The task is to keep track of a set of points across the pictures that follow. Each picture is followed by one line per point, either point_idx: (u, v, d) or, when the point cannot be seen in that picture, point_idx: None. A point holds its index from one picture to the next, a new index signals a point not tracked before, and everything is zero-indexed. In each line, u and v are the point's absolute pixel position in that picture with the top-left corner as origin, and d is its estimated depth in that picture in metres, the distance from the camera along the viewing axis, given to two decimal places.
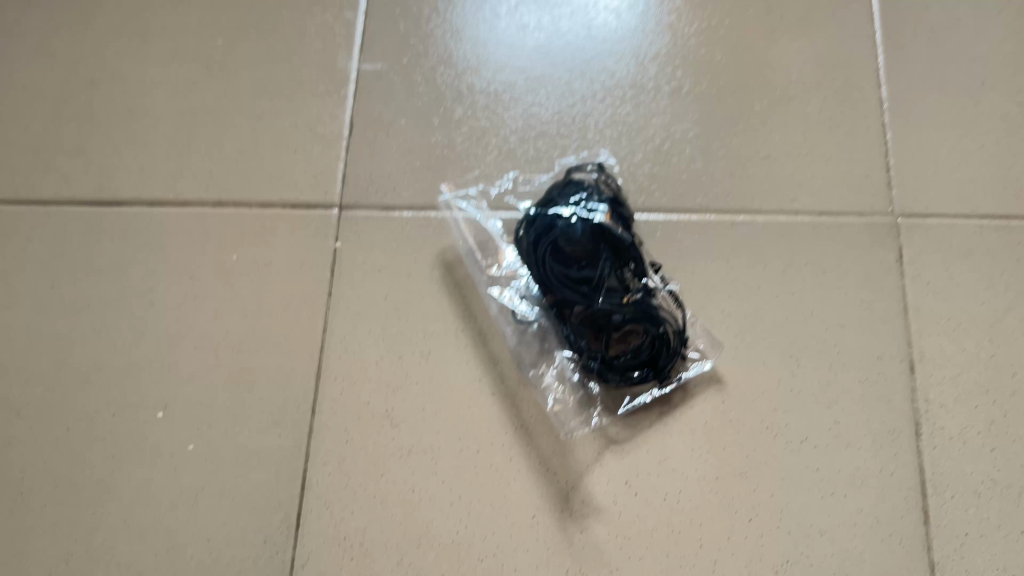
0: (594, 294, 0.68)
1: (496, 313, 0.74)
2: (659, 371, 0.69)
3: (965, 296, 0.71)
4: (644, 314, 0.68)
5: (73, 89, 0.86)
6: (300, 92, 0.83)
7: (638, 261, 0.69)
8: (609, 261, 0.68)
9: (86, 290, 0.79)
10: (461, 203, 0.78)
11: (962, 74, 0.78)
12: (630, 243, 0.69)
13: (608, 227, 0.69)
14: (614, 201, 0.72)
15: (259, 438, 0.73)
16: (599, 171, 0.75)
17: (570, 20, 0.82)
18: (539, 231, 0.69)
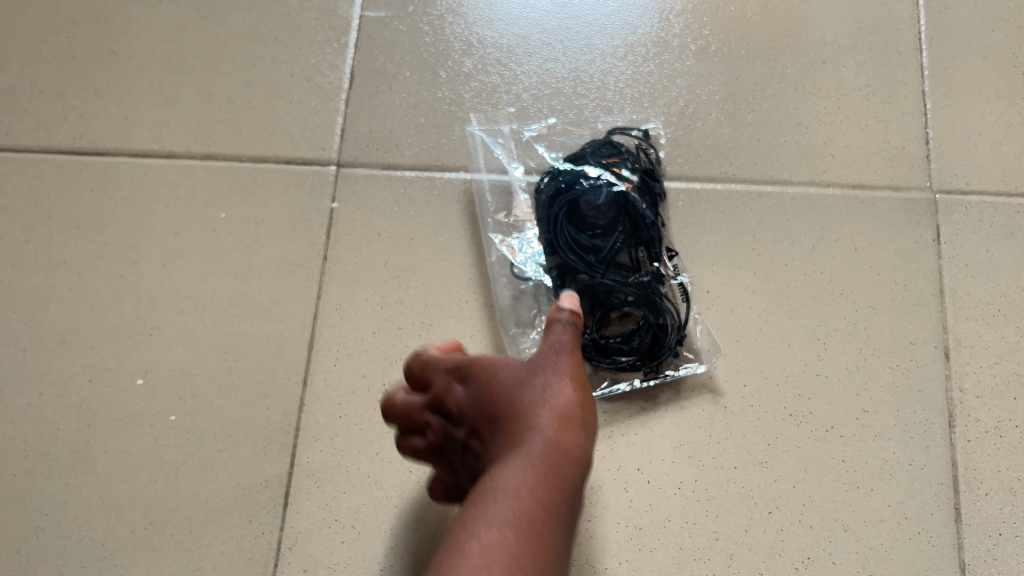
0: (598, 266, 0.63)
1: (494, 264, 0.68)
2: (646, 362, 0.63)
3: (1005, 280, 0.67)
4: (644, 299, 0.63)
5: (50, 27, 0.79)
6: (297, 39, 0.77)
7: (653, 244, 0.64)
8: (624, 235, 0.64)
9: (61, 244, 0.72)
10: (492, 147, 0.71)
11: (1004, 44, 0.73)
12: (651, 221, 0.64)
13: (632, 199, 0.64)
14: (646, 173, 0.67)
15: (246, 410, 0.67)
16: (644, 135, 0.70)
17: None
18: (558, 188, 0.65)
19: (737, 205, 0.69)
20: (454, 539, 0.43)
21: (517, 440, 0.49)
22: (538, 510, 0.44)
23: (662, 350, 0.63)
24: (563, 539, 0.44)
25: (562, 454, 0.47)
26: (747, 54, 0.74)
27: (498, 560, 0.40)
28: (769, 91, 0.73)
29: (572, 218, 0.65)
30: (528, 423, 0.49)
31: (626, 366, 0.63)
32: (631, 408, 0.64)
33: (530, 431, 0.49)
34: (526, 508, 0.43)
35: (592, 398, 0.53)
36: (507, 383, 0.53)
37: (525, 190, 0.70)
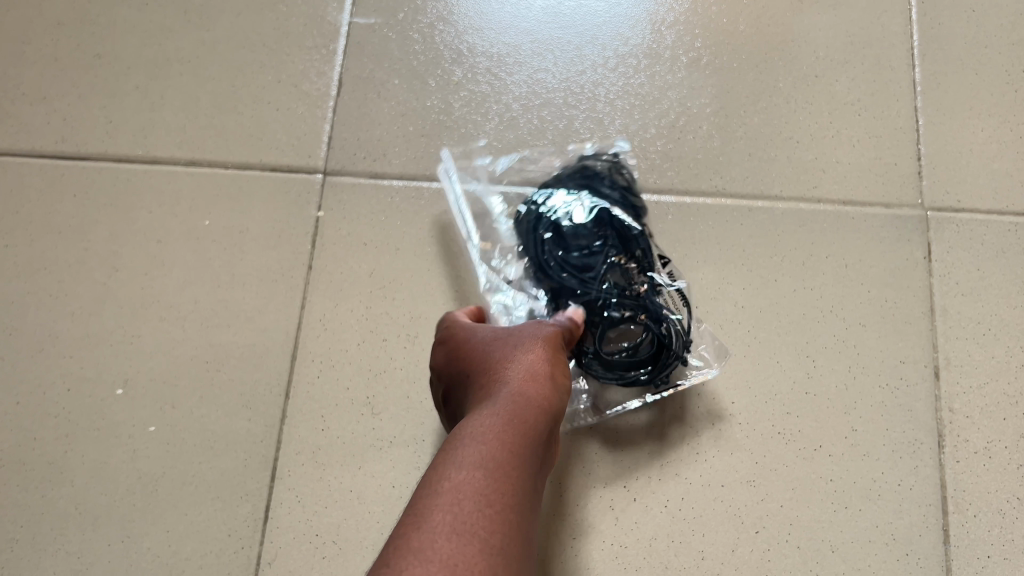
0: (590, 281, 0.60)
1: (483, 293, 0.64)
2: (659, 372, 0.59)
3: (995, 299, 0.66)
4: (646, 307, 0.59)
5: (34, 29, 0.78)
6: (285, 45, 0.76)
7: (643, 255, 0.61)
8: (614, 247, 0.61)
9: (42, 250, 0.71)
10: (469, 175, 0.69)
11: (998, 60, 0.73)
12: (637, 233, 0.62)
13: (614, 216, 0.63)
14: (626, 190, 0.66)
15: (227, 422, 0.66)
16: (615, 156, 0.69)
17: None
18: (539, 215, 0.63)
19: (727, 219, 0.69)
20: (423, 480, 0.42)
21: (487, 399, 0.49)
22: (508, 456, 0.43)
23: (671, 358, 0.59)
24: (529, 489, 0.44)
25: (529, 409, 0.48)
26: (739, 67, 0.73)
27: (468, 495, 0.40)
28: (761, 104, 0.72)
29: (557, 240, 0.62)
30: (498, 386, 0.50)
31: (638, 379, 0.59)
32: (617, 424, 0.64)
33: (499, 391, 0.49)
34: (496, 451, 0.43)
35: (562, 370, 0.54)
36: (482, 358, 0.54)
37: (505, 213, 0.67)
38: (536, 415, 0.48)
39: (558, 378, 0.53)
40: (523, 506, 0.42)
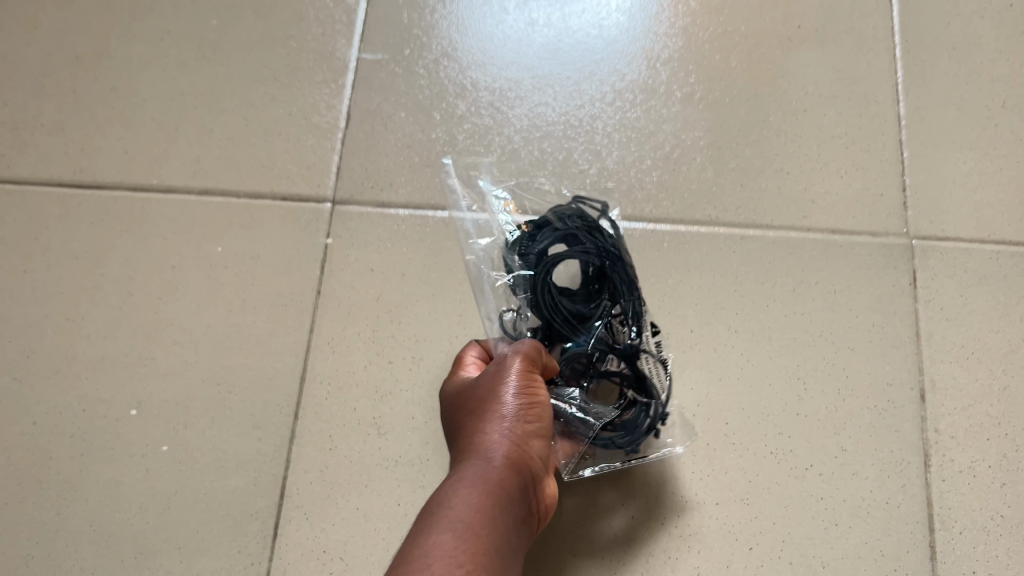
0: (586, 332, 0.59)
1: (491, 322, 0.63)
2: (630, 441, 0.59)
3: (979, 324, 0.69)
4: (633, 375, 0.59)
5: (53, 62, 0.81)
6: (296, 79, 0.79)
7: (639, 319, 0.61)
8: (606, 305, 0.60)
9: (59, 275, 0.73)
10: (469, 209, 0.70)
11: (979, 95, 0.76)
12: (636, 296, 0.61)
13: (618, 268, 0.61)
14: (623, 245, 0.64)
15: (238, 442, 0.68)
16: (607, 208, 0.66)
17: (580, 18, 0.80)
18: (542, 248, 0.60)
19: (719, 246, 0.71)
20: (402, 547, 0.43)
21: (468, 454, 0.50)
22: (477, 518, 0.44)
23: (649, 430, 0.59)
24: (503, 547, 0.44)
25: (502, 466, 0.48)
26: (730, 101, 0.76)
27: (438, 561, 0.41)
28: (752, 137, 0.75)
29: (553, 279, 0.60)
30: (479, 437, 0.51)
31: (612, 443, 0.59)
32: None
33: (478, 445, 0.50)
34: (464, 516, 0.44)
35: (545, 408, 0.53)
36: (469, 406, 0.54)
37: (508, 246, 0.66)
38: (506, 468, 0.48)
39: (534, 416, 0.52)
40: (498, 564, 0.42)
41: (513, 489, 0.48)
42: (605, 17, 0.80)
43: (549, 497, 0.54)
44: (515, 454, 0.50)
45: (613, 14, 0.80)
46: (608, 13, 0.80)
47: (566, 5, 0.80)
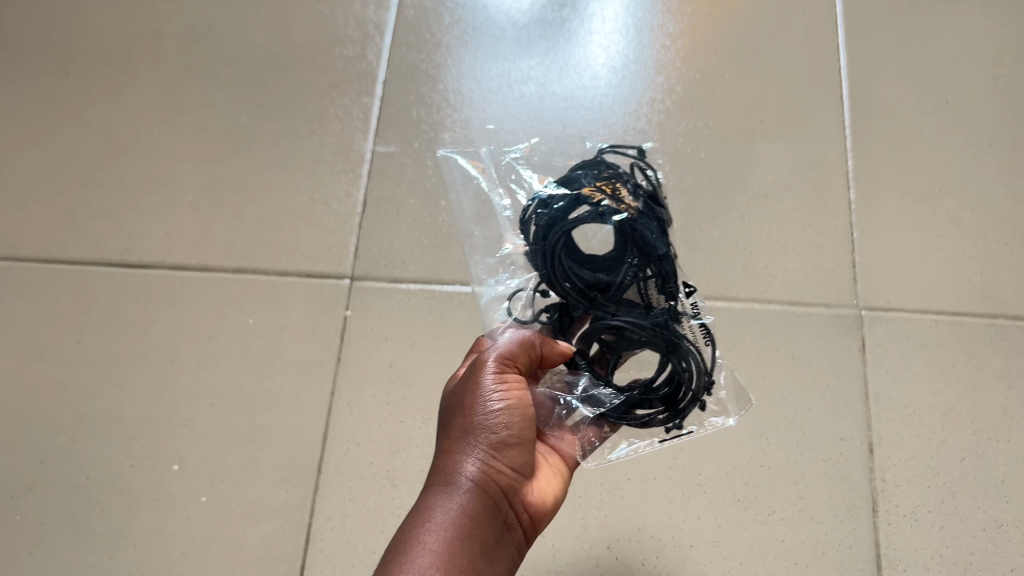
0: (605, 304, 0.58)
1: (488, 308, 0.65)
2: (674, 410, 0.58)
3: (920, 384, 0.79)
4: (665, 343, 0.57)
5: (104, 156, 0.92)
6: (319, 169, 0.90)
7: (669, 279, 0.59)
8: (633, 267, 0.59)
9: (110, 346, 0.83)
10: (472, 174, 0.70)
11: (921, 181, 0.87)
12: (664, 253, 0.59)
13: (640, 227, 0.59)
14: (654, 198, 0.62)
15: (268, 493, 0.77)
16: (639, 155, 0.65)
17: (552, 117, 0.91)
18: (553, 216, 0.59)
19: None
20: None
21: (443, 476, 0.53)
22: (440, 562, 0.48)
23: (689, 403, 0.58)
24: None
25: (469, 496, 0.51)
26: (700, 188, 0.87)
27: None
28: (720, 220, 0.86)
29: (567, 249, 0.59)
30: (454, 455, 0.53)
31: (652, 420, 0.59)
32: (602, 492, 0.75)
33: (452, 466, 0.53)
34: (428, 561, 0.48)
35: (523, 414, 0.55)
36: (452, 408, 0.56)
37: (511, 219, 0.66)
38: (474, 497, 0.51)
39: (510, 426, 0.54)
40: None
41: (485, 511, 0.52)
42: (573, 116, 0.90)
43: (542, 494, 0.58)
44: (489, 471, 0.53)
45: (581, 114, 0.91)
46: (577, 114, 0.91)
47: (543, 109, 0.91)
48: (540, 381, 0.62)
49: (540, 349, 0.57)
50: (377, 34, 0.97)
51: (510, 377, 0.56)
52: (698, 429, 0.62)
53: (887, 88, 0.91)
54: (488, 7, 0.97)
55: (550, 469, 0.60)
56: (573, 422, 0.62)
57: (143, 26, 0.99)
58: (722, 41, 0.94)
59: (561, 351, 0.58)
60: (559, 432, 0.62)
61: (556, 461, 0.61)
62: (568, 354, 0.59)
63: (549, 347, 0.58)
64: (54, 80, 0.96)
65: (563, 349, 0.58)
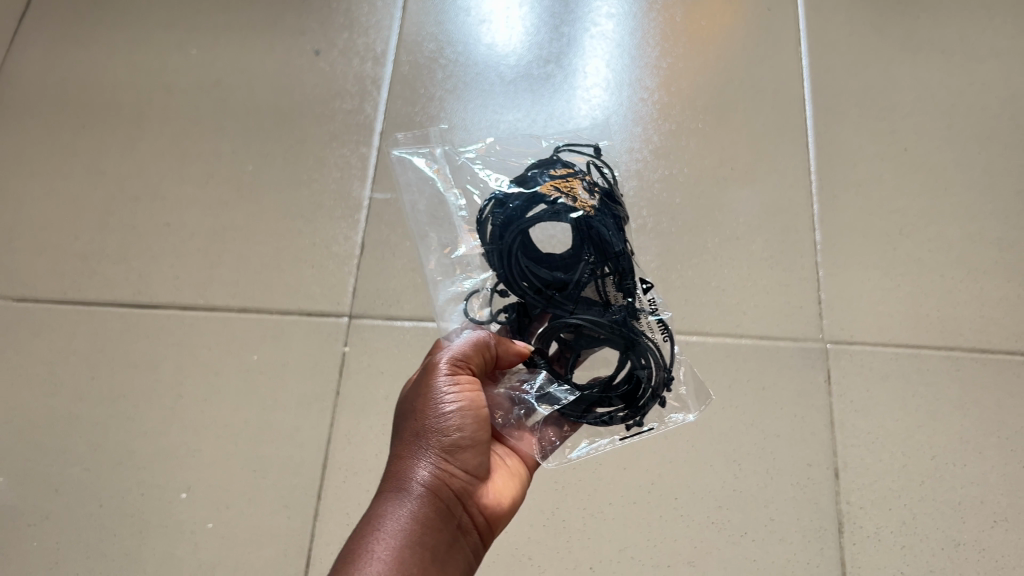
0: (563, 302, 0.66)
1: (444, 306, 0.73)
2: (633, 406, 0.65)
3: (883, 413, 0.84)
4: (623, 340, 0.64)
5: (117, 204, 0.99)
6: (319, 214, 0.96)
7: (623, 274, 0.67)
8: (589, 264, 0.67)
9: (122, 381, 0.89)
10: (428, 176, 0.78)
11: (882, 223, 0.93)
12: (619, 250, 0.67)
13: (595, 225, 0.67)
14: (607, 196, 0.71)
15: (270, 518, 0.82)
16: (595, 153, 0.75)
17: None
18: (508, 217, 0.67)
19: None
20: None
21: (399, 483, 0.58)
22: (395, 560, 0.53)
23: (648, 399, 0.65)
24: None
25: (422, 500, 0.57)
26: (675, 231, 0.93)
27: None
28: (694, 260, 0.92)
29: (522, 248, 0.66)
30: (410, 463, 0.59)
31: (613, 417, 0.66)
32: (585, 516, 0.81)
33: (407, 474, 0.58)
34: (385, 559, 0.53)
35: (474, 421, 0.61)
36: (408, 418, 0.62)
37: (465, 220, 0.75)
38: (427, 499, 0.57)
39: (461, 431, 0.60)
40: None
41: (438, 512, 0.58)
42: None
43: (496, 498, 0.64)
44: (441, 475, 0.59)
45: None
46: None
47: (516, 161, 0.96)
48: (500, 383, 0.69)
49: (495, 349, 0.64)
50: (374, 88, 1.03)
51: (460, 382, 0.62)
52: (660, 425, 0.70)
53: (850, 137, 0.98)
54: (477, 64, 1.04)
55: (504, 472, 0.67)
56: (530, 423, 0.69)
57: (155, 84, 1.06)
58: (695, 93, 1.01)
59: (516, 351, 0.65)
60: (517, 434, 0.69)
61: (515, 463, 0.69)
62: (523, 354, 0.66)
63: (504, 346, 0.64)
64: (71, 134, 1.03)
65: (517, 350, 0.65)
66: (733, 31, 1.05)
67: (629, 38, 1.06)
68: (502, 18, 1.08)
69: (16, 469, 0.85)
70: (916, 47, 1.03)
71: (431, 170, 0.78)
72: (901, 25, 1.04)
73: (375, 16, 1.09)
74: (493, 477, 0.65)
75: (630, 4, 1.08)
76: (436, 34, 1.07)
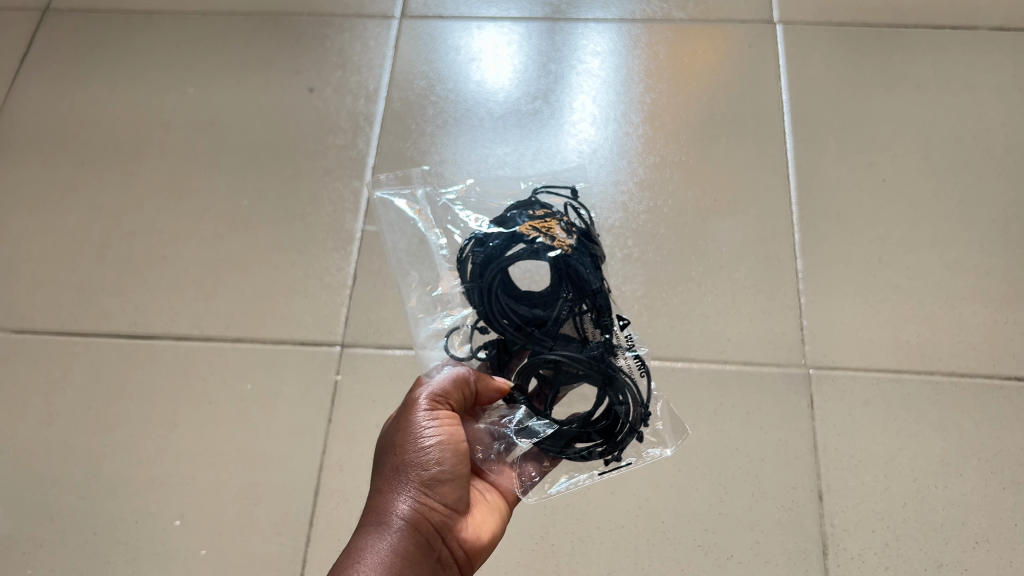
0: (542, 339, 0.69)
1: (426, 343, 0.75)
2: (612, 440, 0.69)
3: (865, 436, 0.86)
4: (601, 377, 0.67)
5: (115, 237, 1.01)
6: (313, 246, 0.98)
7: (600, 312, 0.71)
8: (567, 302, 0.70)
9: (117, 411, 0.90)
10: (409, 217, 0.81)
11: (862, 251, 0.95)
12: (596, 288, 0.71)
13: (573, 263, 0.70)
14: (583, 236, 0.74)
15: (264, 545, 0.83)
16: (572, 195, 0.80)
17: None
18: (488, 255, 0.71)
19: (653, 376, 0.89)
20: None
21: (378, 518, 0.60)
22: None
23: (626, 434, 0.69)
24: None
25: (399, 536, 0.59)
26: (660, 261, 0.96)
27: None
28: (678, 289, 0.94)
29: (502, 285, 0.70)
30: (389, 499, 0.60)
31: (592, 452, 0.69)
32: (574, 541, 0.82)
33: (386, 510, 0.60)
34: None
35: (454, 455, 0.63)
36: (389, 451, 0.63)
37: (446, 257, 0.77)
38: (406, 535, 0.59)
39: (441, 465, 0.62)
40: None
41: (417, 547, 0.59)
42: None
43: (477, 530, 0.65)
44: (420, 510, 0.60)
45: None
46: None
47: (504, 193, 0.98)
48: (480, 419, 0.71)
49: (474, 385, 0.67)
50: (366, 124, 1.06)
51: (440, 415, 0.64)
52: (637, 459, 0.73)
53: (829, 168, 1.01)
54: (467, 100, 1.07)
55: (485, 507, 0.68)
56: (511, 458, 0.71)
57: (153, 120, 1.09)
58: (679, 128, 1.04)
59: (496, 387, 0.68)
60: (498, 468, 0.71)
61: (495, 497, 0.70)
62: (503, 390, 0.68)
63: (483, 382, 0.67)
64: (70, 169, 1.06)
65: (496, 387, 0.67)
66: (715, 68, 1.08)
67: (615, 75, 1.09)
68: (490, 56, 1.11)
69: (12, 498, 0.86)
70: (892, 82, 1.06)
71: (412, 211, 0.81)
72: (877, 62, 1.08)
73: (368, 55, 1.12)
74: (474, 511, 0.67)
75: (616, 42, 1.11)
76: (426, 72, 1.10)
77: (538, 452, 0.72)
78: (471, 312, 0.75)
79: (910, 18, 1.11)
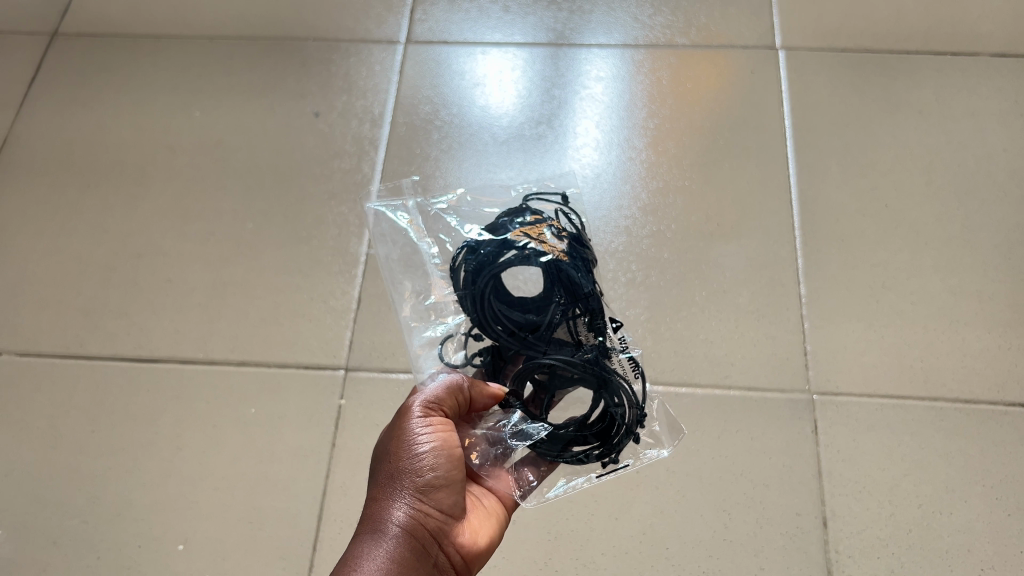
0: (537, 344, 0.69)
1: (419, 352, 0.76)
2: (608, 442, 0.69)
3: (870, 462, 0.85)
4: (596, 380, 0.68)
5: (121, 260, 1.01)
6: (317, 269, 0.98)
7: (594, 315, 0.71)
8: (560, 307, 0.70)
9: (122, 434, 0.90)
10: (401, 227, 0.82)
11: (865, 276, 0.96)
12: (589, 291, 0.70)
13: (565, 268, 0.70)
14: (575, 241, 0.75)
15: (266, 569, 0.82)
16: (563, 203, 0.81)
17: None
18: (480, 262, 0.71)
19: None
20: None
21: (374, 525, 0.60)
22: None
23: (622, 437, 0.69)
24: None
25: (396, 541, 0.59)
26: (664, 285, 0.96)
27: None
28: (682, 313, 0.94)
29: (494, 292, 0.70)
30: (385, 504, 0.61)
31: (589, 455, 0.69)
32: (577, 565, 0.82)
33: (382, 516, 0.60)
34: None
35: (448, 459, 0.63)
36: (384, 458, 0.64)
37: (438, 266, 0.78)
38: (402, 541, 0.59)
39: (436, 471, 0.62)
40: None
41: (414, 552, 0.59)
42: None
43: (476, 537, 0.65)
44: (416, 515, 0.60)
45: None
46: None
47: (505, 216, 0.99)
48: (477, 424, 0.72)
49: (468, 392, 0.67)
50: (371, 149, 1.07)
51: (433, 422, 0.64)
52: (634, 461, 0.75)
53: (832, 193, 1.01)
54: (472, 125, 1.08)
55: (482, 513, 0.68)
56: (507, 462, 0.72)
57: (159, 144, 1.10)
58: (681, 153, 1.05)
59: (490, 394, 0.67)
60: (494, 473, 0.71)
61: (492, 503, 0.70)
62: (498, 396, 0.68)
63: (477, 389, 0.67)
64: (76, 192, 1.07)
65: (490, 393, 0.67)
66: (717, 93, 1.09)
67: (618, 100, 1.10)
68: (494, 81, 1.12)
69: (17, 521, 0.86)
70: (893, 108, 1.07)
71: (405, 221, 0.82)
72: (879, 88, 1.09)
73: (373, 80, 1.13)
74: (471, 517, 0.67)
75: (620, 67, 1.12)
76: (431, 97, 1.11)
77: (536, 456, 0.72)
78: (464, 320, 0.76)
79: (911, 45, 1.11)
